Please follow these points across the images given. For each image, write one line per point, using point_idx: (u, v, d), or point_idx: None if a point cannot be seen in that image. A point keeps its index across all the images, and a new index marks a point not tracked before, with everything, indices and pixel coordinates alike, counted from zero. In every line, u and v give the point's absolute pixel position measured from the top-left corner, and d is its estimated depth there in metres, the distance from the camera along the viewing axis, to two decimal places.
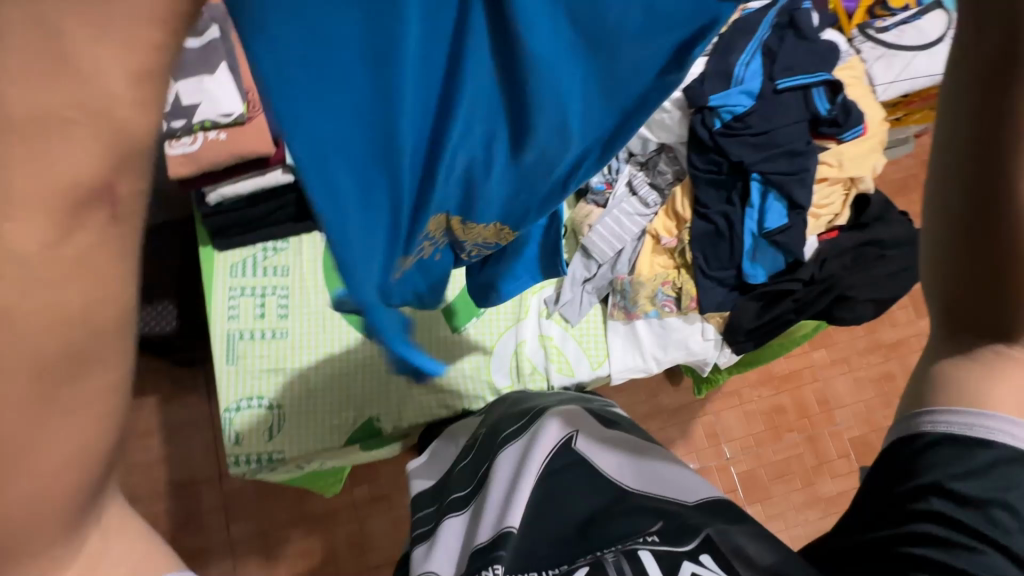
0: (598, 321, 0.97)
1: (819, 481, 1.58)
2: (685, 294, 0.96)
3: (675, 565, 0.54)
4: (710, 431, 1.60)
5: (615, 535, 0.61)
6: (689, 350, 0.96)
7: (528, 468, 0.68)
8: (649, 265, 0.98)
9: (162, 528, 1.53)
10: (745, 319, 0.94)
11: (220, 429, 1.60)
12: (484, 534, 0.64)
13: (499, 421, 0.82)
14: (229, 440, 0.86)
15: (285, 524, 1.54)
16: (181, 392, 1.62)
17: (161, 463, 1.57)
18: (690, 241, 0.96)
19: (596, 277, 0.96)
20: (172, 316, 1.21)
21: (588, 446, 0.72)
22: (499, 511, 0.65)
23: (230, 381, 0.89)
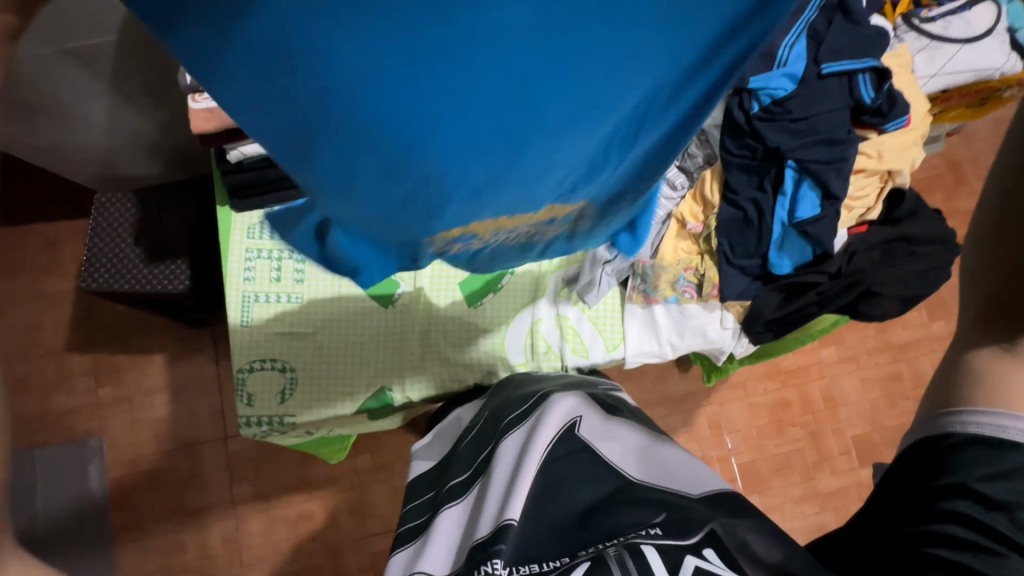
0: (615, 304, 0.96)
1: (819, 476, 1.58)
2: (707, 281, 0.95)
3: (679, 561, 0.53)
4: (713, 421, 1.60)
5: (615, 529, 0.60)
6: (706, 338, 0.96)
7: (529, 454, 0.68)
8: (672, 249, 0.96)
9: (167, 484, 1.55)
10: (767, 309, 0.93)
11: (227, 391, 1.61)
12: (484, 529, 0.62)
13: (502, 403, 0.82)
14: (242, 401, 0.87)
15: (288, 487, 1.56)
16: (189, 352, 1.62)
17: (167, 421, 1.59)
18: (717, 227, 0.94)
19: (617, 259, 0.90)
20: (186, 273, 1.19)
21: (591, 431, 0.72)
22: (499, 505, 0.63)
23: (243, 343, 0.89)
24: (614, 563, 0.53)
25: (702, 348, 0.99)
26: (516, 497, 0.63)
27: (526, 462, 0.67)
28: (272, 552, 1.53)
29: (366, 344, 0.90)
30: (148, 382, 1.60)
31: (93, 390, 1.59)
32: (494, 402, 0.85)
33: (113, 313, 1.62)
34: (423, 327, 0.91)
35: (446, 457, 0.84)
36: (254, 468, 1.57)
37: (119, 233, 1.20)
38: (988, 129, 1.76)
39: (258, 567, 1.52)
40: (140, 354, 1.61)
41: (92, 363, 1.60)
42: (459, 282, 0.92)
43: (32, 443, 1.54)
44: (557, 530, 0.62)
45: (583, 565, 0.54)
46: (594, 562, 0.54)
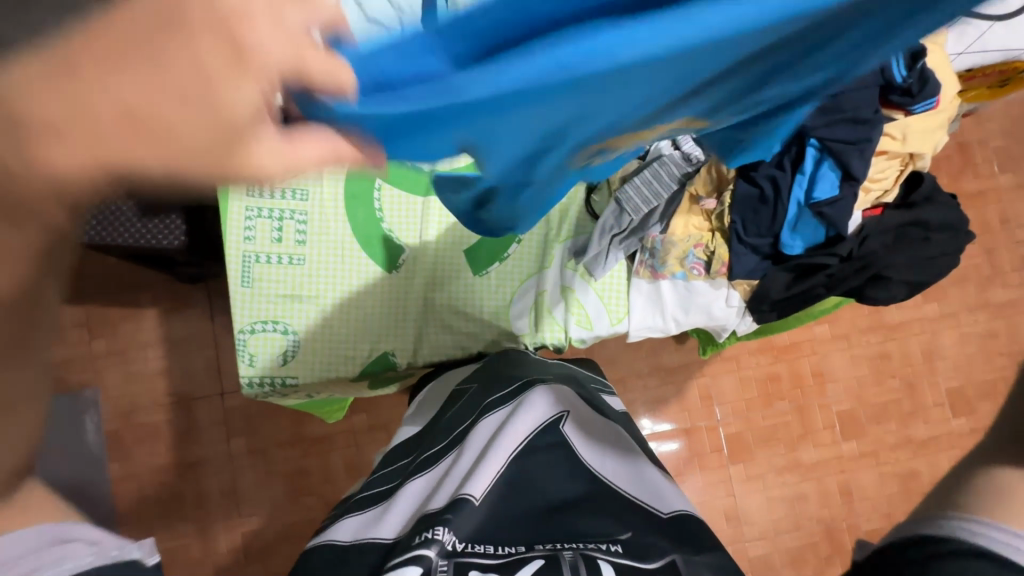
0: (621, 278, 0.95)
1: (802, 448, 1.64)
2: (716, 259, 0.93)
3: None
4: (705, 392, 1.63)
5: (573, 533, 0.61)
6: (710, 315, 0.96)
7: (503, 440, 0.70)
8: (684, 225, 0.94)
9: (164, 438, 1.56)
10: (774, 289, 0.93)
11: (223, 347, 1.61)
12: (441, 499, 0.64)
13: (488, 379, 0.84)
14: (244, 361, 0.87)
15: (286, 444, 1.59)
16: (184, 308, 1.60)
17: (162, 375, 1.58)
18: (731, 204, 0.91)
19: (626, 232, 0.91)
20: (182, 229, 1.17)
21: (575, 426, 0.75)
22: (459, 482, 0.65)
23: (244, 303, 0.88)
24: (567, 565, 0.53)
25: (704, 325, 0.99)
26: (479, 479, 0.64)
27: (497, 451, 0.69)
28: (268, 504, 1.56)
29: (374, 307, 0.89)
30: (142, 336, 1.59)
31: (86, 342, 1.57)
32: (483, 376, 0.86)
33: (104, 266, 1.59)
34: (427, 295, 0.90)
35: (425, 428, 0.85)
36: (251, 423, 1.59)
37: None
38: (1001, 110, 1.73)
39: (256, 518, 1.56)
40: (133, 308, 1.59)
41: (83, 316, 1.57)
42: (465, 252, 0.91)
43: None
44: (520, 512, 0.64)
45: (538, 561, 0.54)
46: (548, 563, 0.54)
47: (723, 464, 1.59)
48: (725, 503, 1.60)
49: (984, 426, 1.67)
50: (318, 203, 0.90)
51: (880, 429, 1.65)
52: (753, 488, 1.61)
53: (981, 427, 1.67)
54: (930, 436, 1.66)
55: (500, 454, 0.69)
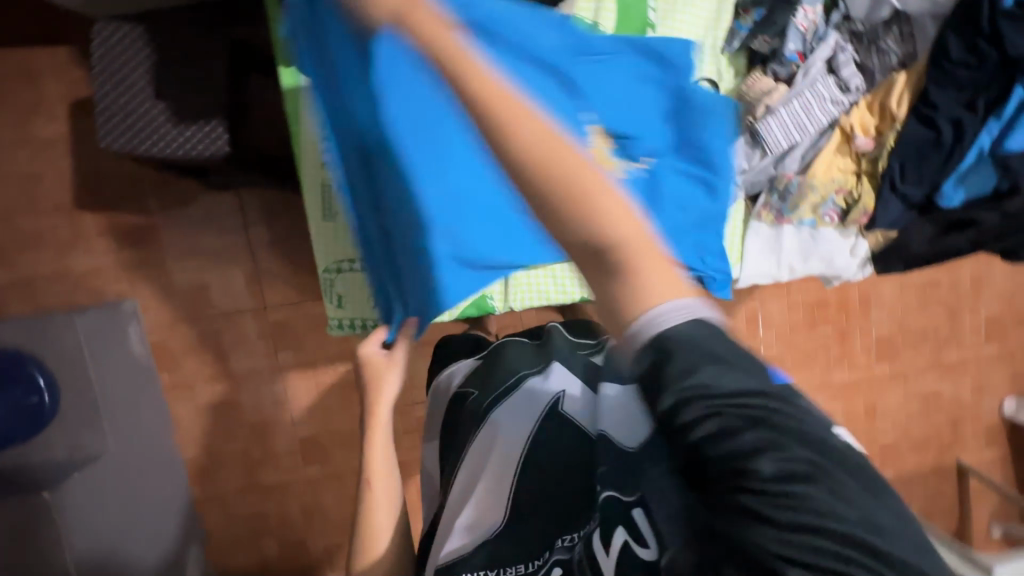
0: (741, 217, 1.08)
1: (837, 369, 1.69)
2: (859, 207, 1.03)
3: (611, 533, 0.57)
4: (751, 315, 1.64)
5: (568, 516, 0.68)
6: (832, 265, 1.09)
7: (490, 456, 0.75)
8: (827, 166, 1.02)
9: (209, 350, 1.55)
10: (915, 240, 1.04)
11: (260, 260, 1.52)
12: (458, 543, 0.71)
13: (488, 383, 0.85)
14: (332, 302, 0.94)
15: (334, 357, 1.59)
16: (213, 218, 1.49)
17: (201, 288, 1.52)
18: (894, 145, 0.98)
19: (758, 169, 1.02)
20: (224, 139, 1.01)
21: (572, 406, 0.77)
22: (471, 515, 0.72)
23: (323, 245, 0.91)
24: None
25: (822, 271, 1.12)
26: (493, 514, 0.71)
27: (499, 481, 0.73)
28: (319, 411, 1.60)
29: None
30: (174, 247, 1.50)
31: (113, 253, 1.48)
32: (484, 381, 0.86)
33: (119, 169, 1.45)
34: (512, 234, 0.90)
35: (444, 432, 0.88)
36: (297, 337, 1.57)
37: (137, 83, 1.00)
38: None
39: (309, 425, 1.61)
40: (158, 217, 1.48)
41: (107, 224, 1.47)
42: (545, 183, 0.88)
43: (61, 303, 1.47)
44: (524, 509, 0.71)
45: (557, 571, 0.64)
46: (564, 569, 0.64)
47: (761, 384, 1.64)
48: None
49: (1011, 352, 1.73)
50: None
51: (913, 353, 1.70)
52: None
53: (1008, 352, 1.73)
54: (959, 360, 1.72)
55: (505, 471, 0.73)
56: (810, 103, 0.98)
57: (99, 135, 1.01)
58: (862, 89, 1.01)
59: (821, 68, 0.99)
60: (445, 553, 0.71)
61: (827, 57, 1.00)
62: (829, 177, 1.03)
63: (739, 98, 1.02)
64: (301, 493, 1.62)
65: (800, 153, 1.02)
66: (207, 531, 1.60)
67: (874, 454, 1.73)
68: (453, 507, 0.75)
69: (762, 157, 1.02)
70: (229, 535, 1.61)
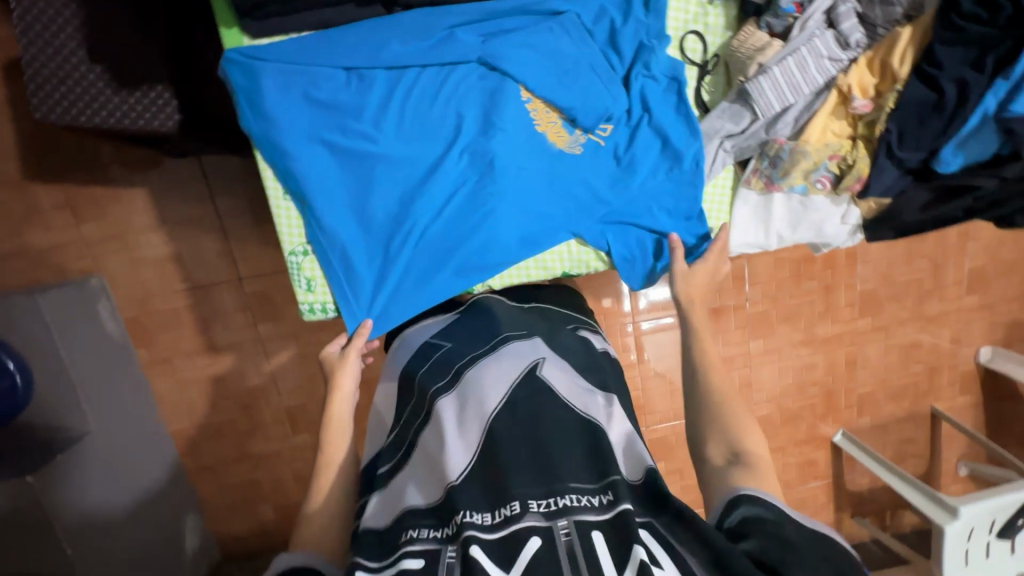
0: (727, 183, 1.06)
1: (821, 324, 1.70)
2: (853, 173, 0.98)
3: (629, 549, 0.53)
4: (738, 273, 1.62)
5: (554, 479, 0.60)
6: (821, 232, 1.08)
7: (463, 408, 0.70)
8: (821, 131, 0.98)
9: (185, 324, 1.51)
10: (908, 210, 1.00)
11: (231, 231, 1.45)
12: (423, 496, 0.63)
13: (464, 341, 0.83)
14: (302, 285, 0.93)
15: (316, 327, 1.55)
16: (176, 186, 1.41)
17: (171, 261, 1.46)
18: (893, 108, 0.92)
19: (746, 134, 0.99)
20: (172, 106, 0.95)
21: (551, 372, 0.73)
22: (445, 463, 0.64)
23: (289, 227, 0.92)
24: (563, 551, 0.53)
25: (812, 240, 1.11)
26: (456, 458, 0.64)
27: (466, 427, 0.68)
28: (305, 383, 1.59)
29: None
30: (137, 219, 1.42)
31: (73, 227, 1.40)
32: (458, 337, 0.85)
33: (68, 136, 1.34)
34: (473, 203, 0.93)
35: (403, 384, 0.83)
36: (276, 309, 1.52)
37: (66, 46, 0.91)
38: None
39: (296, 396, 1.60)
40: (117, 187, 1.39)
41: (62, 197, 1.38)
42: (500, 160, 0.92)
43: (25, 282, 1.41)
44: (486, 462, 0.64)
45: (534, 542, 0.54)
46: (545, 540, 0.55)
47: (746, 341, 1.66)
48: (739, 375, 1.71)
49: (992, 303, 1.75)
50: None
51: (896, 306, 1.71)
52: (770, 360, 1.71)
53: (989, 303, 1.75)
54: (940, 311, 1.74)
55: (478, 420, 0.68)
56: (805, 59, 0.93)
57: (31, 105, 0.92)
58: (863, 44, 0.96)
59: (819, 21, 0.94)
60: (406, 502, 0.64)
61: (826, 9, 0.95)
62: (823, 142, 0.99)
63: (730, 56, 0.98)
64: (293, 461, 1.64)
65: (793, 116, 0.98)
66: (202, 499, 1.63)
67: (852, 404, 1.78)
68: (417, 459, 0.69)
69: (754, 121, 0.98)
70: (224, 502, 1.65)
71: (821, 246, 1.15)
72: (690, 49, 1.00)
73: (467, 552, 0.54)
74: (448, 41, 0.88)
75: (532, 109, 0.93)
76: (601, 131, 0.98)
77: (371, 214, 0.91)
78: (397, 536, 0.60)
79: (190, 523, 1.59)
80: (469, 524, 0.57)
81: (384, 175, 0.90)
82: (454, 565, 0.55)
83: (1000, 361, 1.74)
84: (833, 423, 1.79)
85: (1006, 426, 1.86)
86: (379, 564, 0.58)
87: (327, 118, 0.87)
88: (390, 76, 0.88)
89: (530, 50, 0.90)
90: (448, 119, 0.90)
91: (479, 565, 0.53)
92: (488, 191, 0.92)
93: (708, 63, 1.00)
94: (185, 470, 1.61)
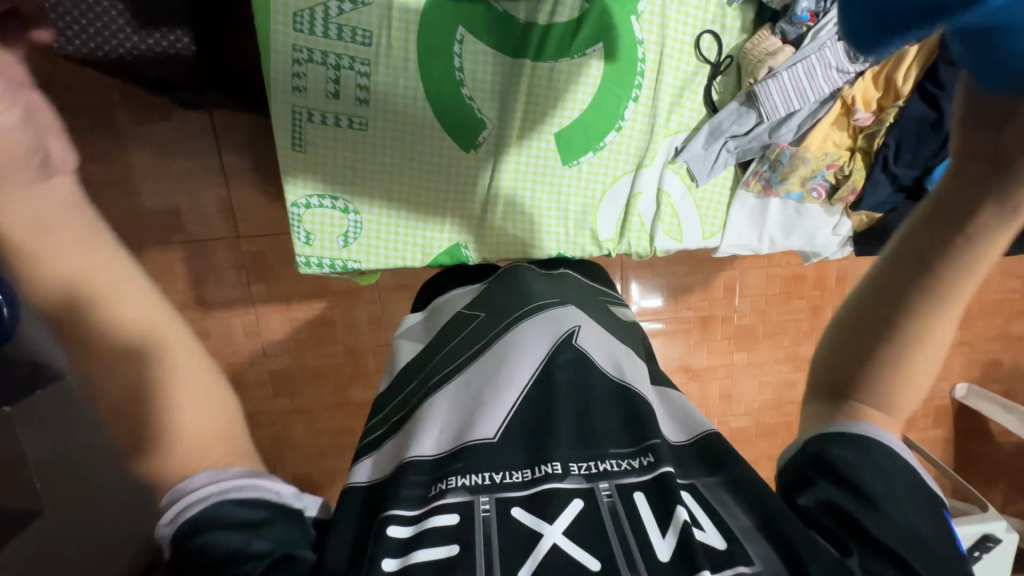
0: (725, 183, 1.08)
1: (805, 344, 1.73)
2: (848, 184, 1.02)
3: (671, 511, 0.51)
4: (729, 285, 1.65)
5: (594, 443, 0.59)
6: (813, 240, 1.13)
7: (492, 371, 0.67)
8: (823, 139, 1.01)
9: (178, 276, 1.51)
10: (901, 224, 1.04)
11: (234, 188, 1.46)
12: (440, 444, 0.61)
13: (499, 307, 0.79)
14: (301, 238, 0.96)
15: (308, 294, 1.56)
16: (184, 138, 1.41)
17: (169, 211, 1.46)
18: (892, 124, 0.96)
19: (751, 136, 1.00)
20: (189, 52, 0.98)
21: (587, 343, 0.71)
22: (467, 422, 0.62)
23: (296, 178, 0.94)
24: (606, 511, 0.52)
25: (803, 247, 1.16)
26: (495, 416, 0.62)
27: (505, 385, 0.65)
28: (291, 346, 1.59)
29: (442, 182, 0.98)
30: (140, 166, 1.42)
31: None
32: (494, 304, 0.81)
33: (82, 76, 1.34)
34: (488, 170, 0.98)
35: (430, 343, 0.81)
36: (271, 271, 1.53)
37: None
38: None
39: (281, 358, 1.60)
40: (124, 132, 1.39)
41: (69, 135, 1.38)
42: (517, 124, 0.95)
43: None
44: (530, 428, 0.62)
45: (576, 503, 0.53)
46: (587, 500, 0.53)
47: (730, 351, 1.68)
48: (720, 386, 1.73)
49: (973, 340, 1.79)
50: (383, 51, 0.90)
51: None
52: (752, 373, 1.73)
53: (970, 340, 1.78)
54: None
55: (510, 381, 0.66)
56: (813, 67, 0.94)
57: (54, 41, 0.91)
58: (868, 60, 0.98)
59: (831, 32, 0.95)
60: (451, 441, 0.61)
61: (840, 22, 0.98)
62: (822, 151, 1.01)
63: (744, 57, 0.99)
64: (271, 424, 1.65)
65: (797, 122, 0.99)
66: None
67: None
68: (450, 406, 0.65)
69: (759, 122, 0.99)
70: None
71: (811, 254, 1.20)
72: (705, 48, 1.01)
73: (509, 515, 0.53)
74: None
75: None
76: None
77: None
78: (432, 485, 0.57)
79: None
80: (507, 485, 0.55)
81: None
82: (490, 519, 0.52)
83: (974, 399, 1.76)
84: None
85: (973, 462, 1.90)
86: (413, 517, 0.54)
87: None
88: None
89: None
90: None
91: (520, 525, 0.51)
92: None
93: (721, 63, 1.00)
94: None
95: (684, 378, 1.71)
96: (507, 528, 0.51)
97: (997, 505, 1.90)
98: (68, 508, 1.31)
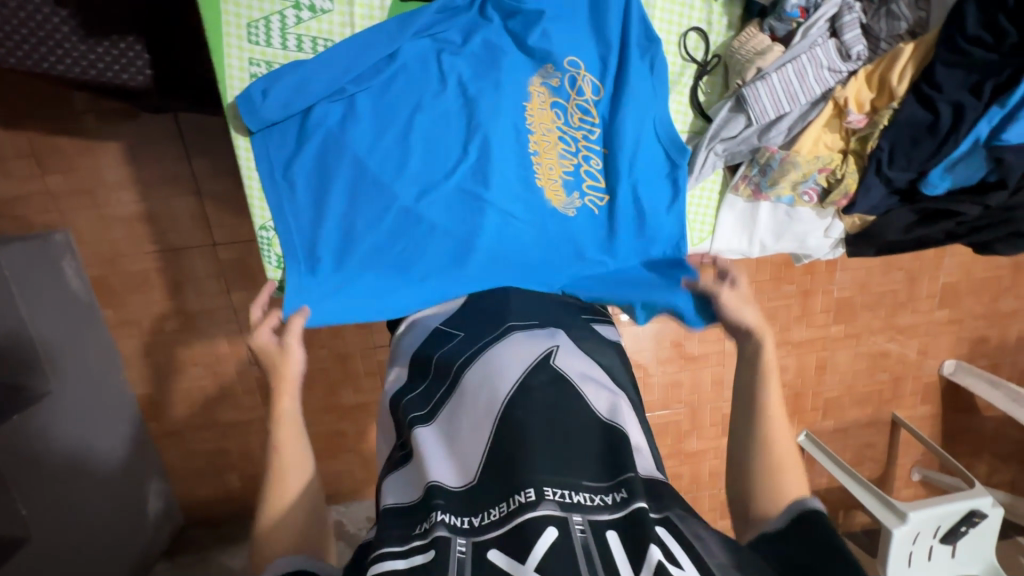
0: (714, 190, 1.10)
1: (796, 327, 1.72)
2: (841, 188, 0.99)
3: (645, 550, 0.50)
4: None
5: (570, 468, 0.57)
6: (804, 243, 1.13)
7: (472, 403, 0.65)
8: (813, 142, 0.98)
9: (156, 286, 1.46)
10: (891, 229, 1.02)
11: (207, 194, 1.40)
12: (408, 495, 0.60)
13: (477, 329, 0.78)
14: (274, 263, 0.89)
15: None
16: (150, 143, 1.34)
17: (140, 220, 1.40)
18: (887, 125, 0.92)
19: (742, 139, 0.99)
20: (143, 60, 0.93)
21: (565, 362, 0.69)
22: (433, 462, 0.61)
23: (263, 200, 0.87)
24: (579, 546, 0.50)
25: (794, 249, 1.16)
26: (472, 457, 0.60)
27: (484, 415, 0.63)
28: None
29: None
30: (106, 174, 1.36)
31: (37, 177, 1.34)
32: (471, 325, 0.79)
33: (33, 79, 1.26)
34: None
35: (414, 369, 0.78)
36: (251, 278, 1.48)
37: None
38: None
39: None
40: (88, 140, 1.33)
41: (26, 145, 1.31)
42: None
43: None
44: (502, 454, 0.58)
45: (551, 531, 0.50)
46: (562, 530, 0.51)
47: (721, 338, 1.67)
48: (712, 373, 1.73)
49: (961, 318, 1.79)
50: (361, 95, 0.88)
51: (869, 315, 1.75)
52: None
53: (958, 317, 1.79)
54: (911, 323, 1.78)
55: (488, 411, 0.63)
56: (804, 69, 0.93)
57: None
58: (863, 57, 0.95)
59: (821, 29, 0.94)
60: (431, 475, 0.59)
61: (831, 17, 0.95)
62: (814, 154, 0.98)
63: (731, 57, 1.00)
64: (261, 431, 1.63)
65: (787, 125, 0.98)
66: (167, 462, 1.62)
67: (818, 406, 1.83)
68: (429, 442, 0.64)
69: (747, 126, 0.98)
70: (190, 467, 1.64)
71: (803, 256, 1.20)
72: (692, 47, 1.02)
73: (485, 559, 0.50)
74: (452, 147, 0.88)
75: (536, 163, 0.91)
76: (597, 199, 0.95)
77: (354, 246, 0.86)
78: (415, 525, 0.56)
79: (153, 486, 1.59)
80: (485, 526, 0.53)
81: (399, 237, 0.87)
82: (465, 562, 0.50)
83: (962, 375, 1.80)
84: (797, 423, 1.83)
85: (962, 435, 1.93)
86: (398, 553, 0.53)
87: (341, 197, 0.85)
88: (427, 60, 0.88)
89: (515, 159, 0.90)
90: (452, 196, 0.88)
91: (496, 568, 0.49)
92: (497, 261, 0.89)
93: (707, 63, 1.02)
94: (150, 434, 1.59)
95: (675, 367, 1.70)
96: (480, 568, 0.50)
97: (982, 475, 1.94)
98: (59, 530, 1.29)
